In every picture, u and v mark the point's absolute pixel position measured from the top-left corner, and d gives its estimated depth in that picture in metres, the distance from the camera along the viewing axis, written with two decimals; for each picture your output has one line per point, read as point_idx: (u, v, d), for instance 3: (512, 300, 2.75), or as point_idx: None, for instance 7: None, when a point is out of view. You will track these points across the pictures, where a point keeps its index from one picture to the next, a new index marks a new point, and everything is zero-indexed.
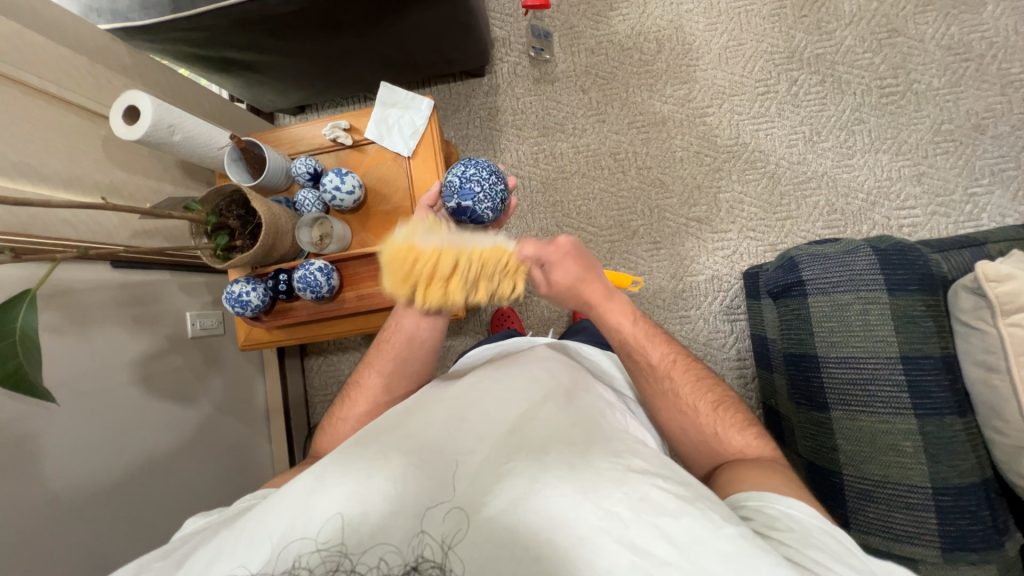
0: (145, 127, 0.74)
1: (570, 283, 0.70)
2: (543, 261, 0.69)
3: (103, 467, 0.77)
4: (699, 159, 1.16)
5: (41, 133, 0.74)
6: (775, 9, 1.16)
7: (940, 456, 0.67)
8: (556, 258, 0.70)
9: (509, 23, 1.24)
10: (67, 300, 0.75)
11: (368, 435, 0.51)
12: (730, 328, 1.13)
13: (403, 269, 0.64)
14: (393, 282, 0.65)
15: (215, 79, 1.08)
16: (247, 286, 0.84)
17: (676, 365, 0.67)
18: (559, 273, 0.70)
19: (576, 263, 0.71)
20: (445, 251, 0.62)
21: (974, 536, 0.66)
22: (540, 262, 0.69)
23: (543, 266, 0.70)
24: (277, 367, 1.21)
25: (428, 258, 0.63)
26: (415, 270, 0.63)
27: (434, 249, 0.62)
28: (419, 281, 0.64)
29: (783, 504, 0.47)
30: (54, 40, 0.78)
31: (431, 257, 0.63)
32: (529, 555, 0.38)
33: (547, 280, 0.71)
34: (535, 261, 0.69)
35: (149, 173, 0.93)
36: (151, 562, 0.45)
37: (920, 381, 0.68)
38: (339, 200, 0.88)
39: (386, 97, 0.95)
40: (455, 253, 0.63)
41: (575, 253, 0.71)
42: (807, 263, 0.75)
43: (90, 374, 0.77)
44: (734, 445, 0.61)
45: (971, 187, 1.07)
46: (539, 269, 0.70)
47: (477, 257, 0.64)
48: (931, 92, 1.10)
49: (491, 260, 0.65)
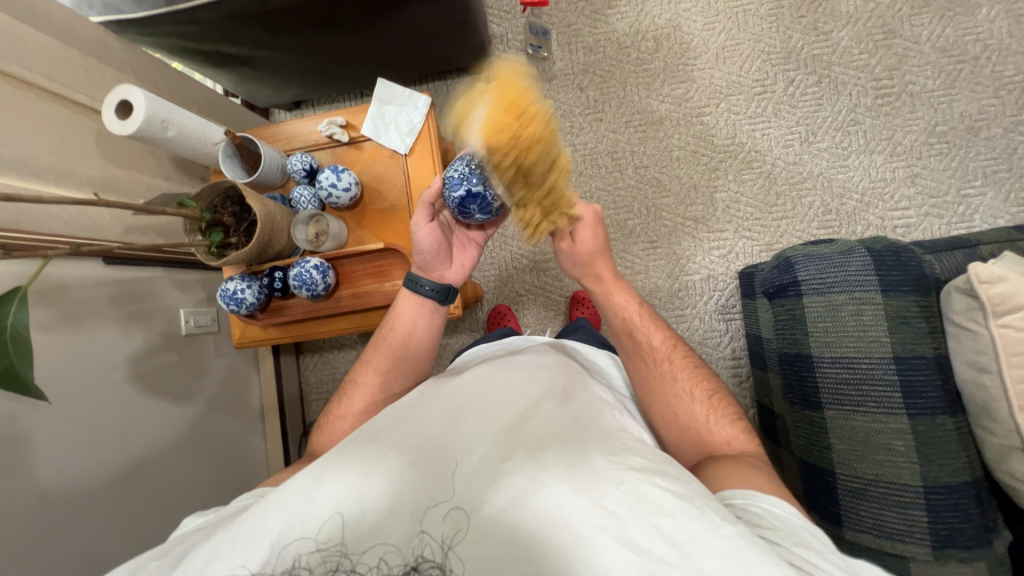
0: (139, 122, 0.73)
1: (593, 250, 0.73)
2: (577, 222, 0.72)
3: (96, 466, 0.77)
4: (696, 158, 1.17)
5: (32, 127, 0.73)
6: (772, 9, 1.16)
7: (932, 456, 0.68)
8: (587, 224, 0.73)
9: (507, 20, 1.23)
10: (59, 297, 0.74)
11: (365, 434, 0.51)
12: (725, 327, 1.14)
13: (506, 118, 0.54)
14: (487, 129, 0.53)
15: (209, 74, 1.07)
16: (241, 284, 0.84)
17: (676, 351, 0.69)
18: (587, 236, 0.73)
19: (601, 233, 0.74)
20: (547, 133, 0.57)
21: (964, 534, 0.67)
22: (575, 220, 0.72)
23: (571, 228, 0.73)
24: (272, 364, 1.21)
25: (540, 128, 0.56)
26: (524, 132, 0.54)
27: (544, 118, 0.56)
28: (525, 144, 0.55)
29: (768, 502, 0.47)
30: (46, 33, 0.77)
31: (542, 127, 0.56)
32: (528, 553, 0.38)
33: (571, 242, 0.73)
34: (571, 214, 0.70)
35: (142, 169, 0.92)
36: (149, 561, 0.45)
37: (913, 382, 0.69)
38: (335, 197, 0.87)
39: (383, 93, 0.94)
40: (554, 140, 0.58)
41: (602, 225, 0.74)
42: (803, 264, 0.76)
43: (83, 372, 0.76)
44: (721, 436, 0.61)
45: (964, 189, 1.08)
46: (568, 230, 0.72)
47: (556, 159, 0.60)
48: (925, 94, 1.11)
49: (561, 168, 0.62)
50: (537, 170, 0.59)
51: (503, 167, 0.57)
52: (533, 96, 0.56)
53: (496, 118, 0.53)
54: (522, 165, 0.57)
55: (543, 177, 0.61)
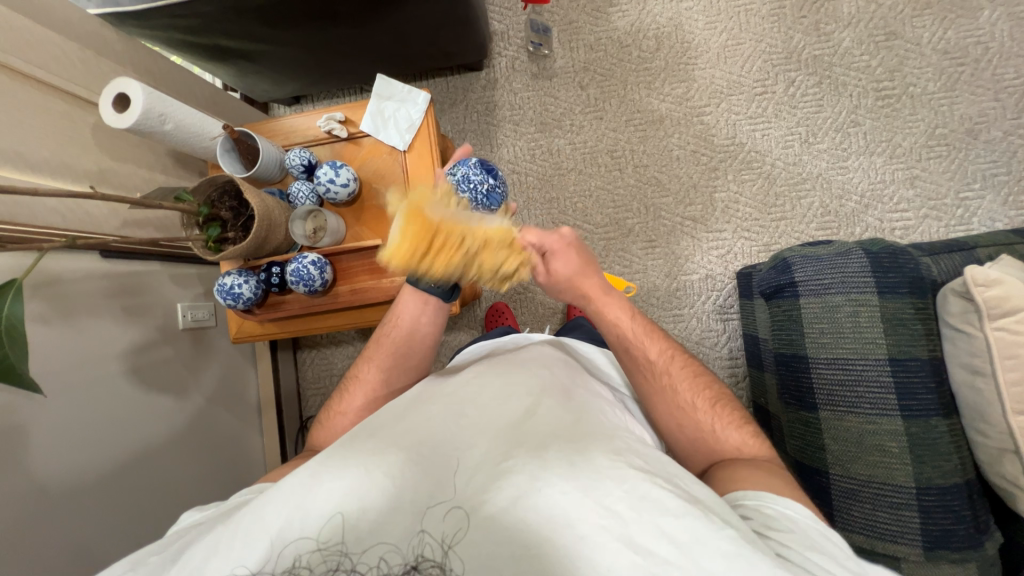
0: (136, 116, 0.73)
1: (569, 276, 0.71)
2: (546, 251, 0.71)
3: (91, 459, 0.77)
4: (696, 158, 1.16)
5: (30, 119, 0.73)
6: (775, 10, 1.15)
7: (926, 457, 0.69)
8: (557, 250, 0.71)
9: (508, 17, 1.23)
10: (55, 290, 0.74)
11: (363, 431, 0.51)
12: (723, 327, 1.14)
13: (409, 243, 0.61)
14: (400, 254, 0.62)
15: (208, 67, 1.07)
16: (238, 279, 0.84)
17: (674, 361, 0.68)
18: (559, 263, 0.71)
19: (576, 255, 0.72)
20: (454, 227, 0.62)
21: (956, 535, 0.68)
22: (542, 251, 0.71)
23: (545, 255, 0.71)
24: (269, 360, 1.21)
25: (445, 226, 0.61)
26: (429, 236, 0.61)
27: (443, 223, 0.61)
28: (432, 252, 0.62)
29: (782, 505, 0.47)
30: (43, 24, 0.76)
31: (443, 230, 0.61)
32: (528, 553, 0.38)
33: (546, 270, 0.72)
34: (536, 249, 0.70)
35: (139, 162, 0.91)
36: (146, 557, 0.45)
37: (908, 383, 0.70)
38: (333, 193, 0.87)
39: (383, 89, 0.93)
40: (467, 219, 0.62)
41: (575, 246, 0.72)
42: (799, 264, 0.76)
43: (77, 366, 0.76)
44: (731, 442, 0.61)
45: (963, 192, 1.08)
46: (540, 258, 0.71)
47: (484, 235, 0.63)
48: (926, 96, 1.10)
49: (495, 239, 0.64)
50: (456, 260, 0.62)
51: (430, 266, 0.63)
52: (436, 209, 0.62)
53: (405, 249, 0.62)
54: (436, 267, 0.63)
55: (472, 263, 0.64)
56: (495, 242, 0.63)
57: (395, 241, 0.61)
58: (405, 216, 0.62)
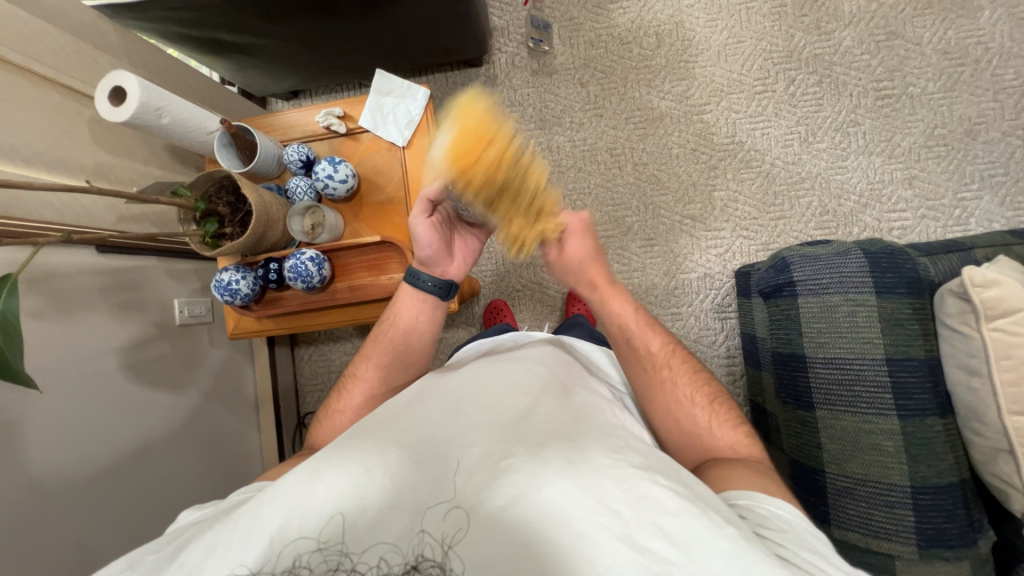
0: (132, 110, 0.72)
1: (581, 258, 0.73)
2: (563, 231, 0.74)
3: (87, 455, 0.76)
4: (695, 156, 1.16)
5: (25, 112, 0.72)
6: (775, 8, 1.15)
7: (921, 457, 0.69)
8: (574, 232, 0.74)
9: (508, 13, 1.22)
10: (51, 285, 0.73)
11: (363, 429, 0.50)
12: (720, 326, 1.14)
13: (470, 153, 0.58)
14: (452, 159, 0.58)
15: (205, 61, 1.05)
16: (236, 274, 0.83)
17: (674, 356, 0.69)
18: (573, 245, 0.73)
19: (589, 243, 0.75)
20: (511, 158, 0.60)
21: (950, 534, 0.68)
22: (561, 229, 0.73)
23: (561, 235, 0.74)
24: (266, 356, 1.20)
25: (498, 140, 0.59)
26: (482, 148, 0.58)
27: (503, 145, 0.60)
28: (483, 158, 0.58)
29: (774, 505, 0.48)
30: (37, 16, 0.75)
31: (501, 154, 0.59)
32: (528, 553, 0.38)
33: (559, 251, 0.74)
34: (557, 226, 0.73)
35: (135, 156, 0.91)
36: (144, 556, 0.45)
37: (904, 383, 0.70)
38: (331, 188, 0.87)
39: (382, 85, 0.93)
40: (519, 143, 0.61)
41: (590, 233, 0.75)
42: (798, 264, 0.76)
43: (73, 362, 0.75)
44: (724, 441, 0.61)
45: (961, 192, 1.08)
46: (557, 238, 0.74)
47: (529, 176, 0.64)
48: (925, 96, 1.11)
49: (534, 183, 0.65)
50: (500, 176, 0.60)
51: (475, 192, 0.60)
52: (493, 120, 0.60)
53: (461, 136, 0.58)
54: (480, 182, 0.59)
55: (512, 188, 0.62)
56: (536, 183, 0.65)
57: (451, 148, 0.58)
58: (470, 128, 0.58)
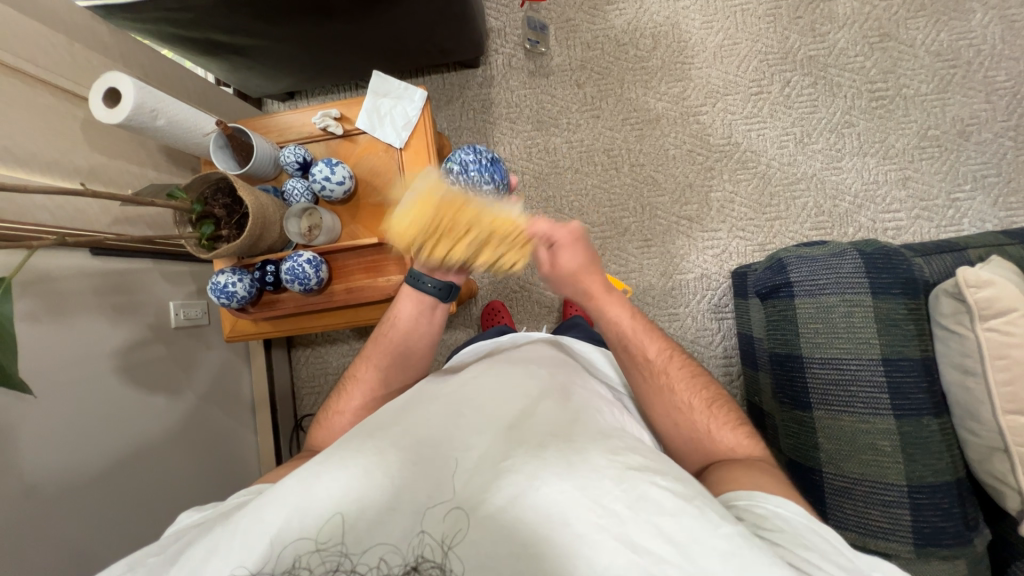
0: (127, 112, 0.72)
1: (574, 270, 0.71)
2: (553, 243, 0.71)
3: (82, 459, 0.75)
4: (691, 157, 1.17)
5: (18, 114, 0.71)
6: (771, 10, 1.16)
7: (917, 456, 0.70)
8: (564, 243, 0.71)
9: (504, 14, 1.22)
10: (45, 288, 0.72)
11: (362, 431, 0.50)
12: (717, 326, 1.15)
13: (421, 215, 0.59)
14: (411, 224, 0.60)
15: (200, 62, 1.05)
16: (232, 277, 0.83)
17: (672, 361, 0.68)
18: (566, 256, 0.71)
19: (582, 250, 0.72)
20: (464, 212, 0.60)
21: (945, 532, 0.69)
22: (550, 242, 0.70)
23: (551, 247, 0.71)
24: (263, 358, 1.20)
25: (455, 213, 0.60)
26: (433, 211, 0.59)
27: (456, 208, 0.60)
28: (436, 237, 0.62)
29: (774, 504, 0.48)
30: (31, 17, 0.75)
31: (455, 217, 0.60)
32: (528, 553, 0.38)
33: (552, 262, 0.72)
34: (545, 239, 0.70)
35: (130, 158, 0.90)
36: (145, 558, 0.45)
37: (900, 383, 0.70)
38: (328, 190, 0.86)
39: (378, 86, 0.93)
40: (467, 206, 0.60)
41: (583, 240, 0.72)
42: (795, 265, 0.77)
43: (67, 365, 0.75)
44: (725, 443, 0.61)
45: (954, 193, 1.09)
46: (547, 250, 0.71)
47: (488, 225, 0.61)
48: (919, 97, 1.12)
49: (502, 233, 0.62)
50: (461, 245, 0.62)
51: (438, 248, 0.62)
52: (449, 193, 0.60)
53: (414, 226, 0.60)
54: (439, 250, 0.63)
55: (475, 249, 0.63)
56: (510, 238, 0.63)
57: (405, 220, 0.59)
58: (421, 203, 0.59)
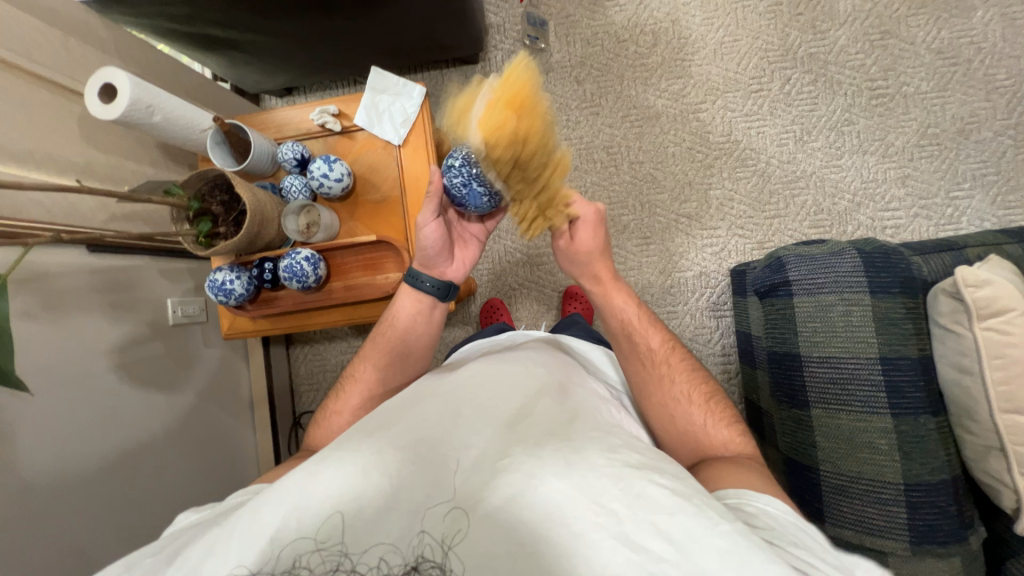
0: (123, 108, 0.71)
1: (590, 252, 0.72)
2: (576, 220, 0.71)
3: (78, 456, 0.75)
4: (691, 155, 1.16)
5: (14, 110, 0.71)
6: (771, 7, 1.15)
7: (914, 455, 0.70)
8: (586, 223, 0.71)
9: (504, 10, 1.21)
10: (42, 285, 0.72)
11: (361, 431, 0.50)
12: (715, 324, 1.15)
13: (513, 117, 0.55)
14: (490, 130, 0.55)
15: (197, 57, 1.04)
16: (230, 274, 0.82)
17: (673, 353, 0.69)
18: (584, 236, 0.72)
19: (601, 234, 0.73)
20: (542, 134, 0.58)
21: (941, 530, 0.69)
22: (576, 220, 0.71)
23: (572, 225, 0.72)
24: (261, 355, 1.20)
25: (541, 130, 0.57)
26: (523, 121, 0.55)
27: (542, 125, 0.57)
28: (521, 145, 0.57)
29: (761, 502, 0.48)
30: (26, 11, 0.74)
31: (539, 129, 0.57)
32: (528, 553, 0.38)
33: (570, 240, 0.72)
34: (568, 212, 0.70)
35: (127, 155, 0.89)
36: (142, 559, 0.44)
37: (898, 382, 0.71)
38: (326, 187, 0.86)
39: (377, 82, 0.91)
40: (550, 124, 0.58)
41: (603, 225, 0.72)
42: (794, 264, 0.77)
43: (65, 362, 0.75)
44: (718, 439, 0.61)
45: (953, 191, 1.09)
46: (567, 227, 0.72)
47: (554, 157, 0.61)
48: (919, 95, 1.11)
49: (559, 167, 0.63)
50: (528, 170, 0.60)
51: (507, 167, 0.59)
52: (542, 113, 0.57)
53: (500, 131, 0.55)
54: (509, 170, 0.59)
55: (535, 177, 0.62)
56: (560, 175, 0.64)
57: (492, 117, 0.54)
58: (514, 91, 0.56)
